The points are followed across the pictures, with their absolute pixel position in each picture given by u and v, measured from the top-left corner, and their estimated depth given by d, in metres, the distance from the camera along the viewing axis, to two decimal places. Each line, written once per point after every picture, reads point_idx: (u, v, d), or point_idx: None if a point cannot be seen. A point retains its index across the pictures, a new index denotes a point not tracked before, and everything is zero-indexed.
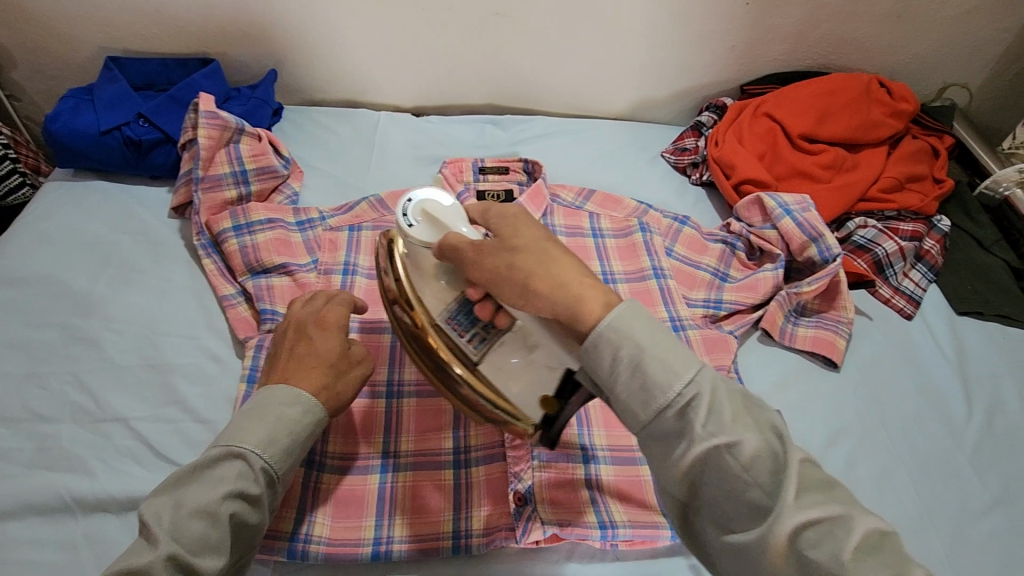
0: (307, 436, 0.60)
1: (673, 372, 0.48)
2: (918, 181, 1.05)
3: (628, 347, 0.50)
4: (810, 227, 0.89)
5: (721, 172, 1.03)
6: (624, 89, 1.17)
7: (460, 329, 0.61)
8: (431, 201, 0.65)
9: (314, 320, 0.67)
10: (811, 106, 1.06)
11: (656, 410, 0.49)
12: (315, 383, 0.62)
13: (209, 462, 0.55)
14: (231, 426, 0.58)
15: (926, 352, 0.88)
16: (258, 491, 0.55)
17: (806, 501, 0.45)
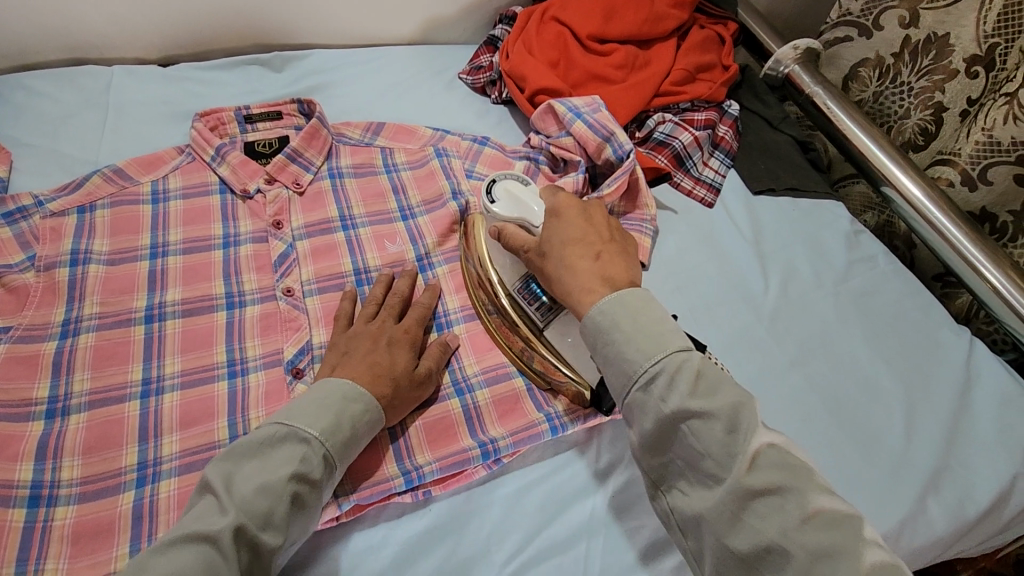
0: (367, 432, 0.59)
1: (687, 396, 0.53)
2: (709, 71, 1.06)
3: (636, 360, 0.56)
4: (602, 127, 0.86)
5: (515, 86, 0.97)
6: (405, 9, 1.06)
7: (530, 298, 0.69)
8: (514, 182, 0.73)
9: (388, 334, 0.66)
10: (595, 4, 1.01)
11: (669, 431, 0.54)
12: (381, 391, 0.61)
13: (276, 438, 0.54)
14: (292, 404, 0.57)
15: (726, 236, 0.90)
16: (319, 473, 0.54)
17: None
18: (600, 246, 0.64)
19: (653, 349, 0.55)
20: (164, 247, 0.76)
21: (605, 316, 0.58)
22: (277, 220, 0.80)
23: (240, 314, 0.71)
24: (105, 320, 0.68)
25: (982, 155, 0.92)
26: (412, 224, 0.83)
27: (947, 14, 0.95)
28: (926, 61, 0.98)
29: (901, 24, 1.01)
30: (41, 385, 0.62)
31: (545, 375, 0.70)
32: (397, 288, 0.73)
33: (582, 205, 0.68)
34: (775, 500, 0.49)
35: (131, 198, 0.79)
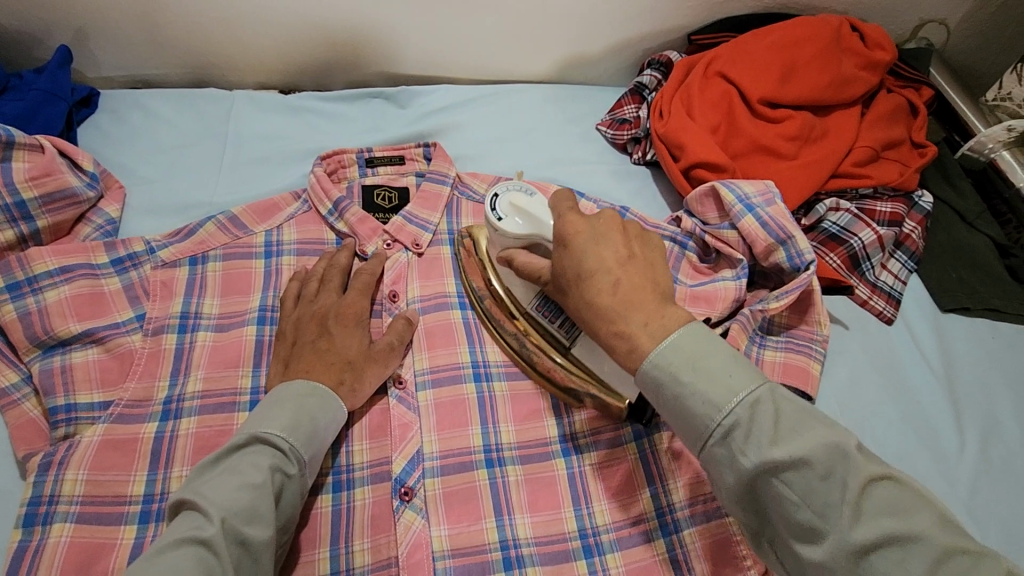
0: (329, 426, 0.57)
1: (767, 445, 0.45)
2: (895, 148, 0.89)
3: (700, 410, 0.47)
4: (778, 225, 0.72)
5: (667, 151, 0.84)
6: (546, 46, 0.94)
7: (551, 315, 0.64)
8: (519, 193, 0.62)
9: (335, 311, 0.64)
10: (770, 63, 0.86)
11: (757, 489, 0.46)
12: (335, 379, 0.59)
13: (238, 445, 0.52)
14: (253, 414, 0.55)
15: (910, 366, 0.75)
16: (295, 467, 0.53)
17: (865, 522, 0.42)
18: (617, 274, 0.52)
19: (797, 448, 0.44)
20: (272, 312, 0.67)
21: (663, 369, 0.49)
22: (393, 291, 0.71)
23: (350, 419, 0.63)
24: (208, 401, 0.60)
25: None
26: None
27: None
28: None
29: None
30: (136, 479, 0.55)
31: (577, 395, 0.63)
32: (337, 261, 0.70)
33: (590, 223, 0.54)
34: (897, 551, 0.41)
35: (244, 249, 0.71)
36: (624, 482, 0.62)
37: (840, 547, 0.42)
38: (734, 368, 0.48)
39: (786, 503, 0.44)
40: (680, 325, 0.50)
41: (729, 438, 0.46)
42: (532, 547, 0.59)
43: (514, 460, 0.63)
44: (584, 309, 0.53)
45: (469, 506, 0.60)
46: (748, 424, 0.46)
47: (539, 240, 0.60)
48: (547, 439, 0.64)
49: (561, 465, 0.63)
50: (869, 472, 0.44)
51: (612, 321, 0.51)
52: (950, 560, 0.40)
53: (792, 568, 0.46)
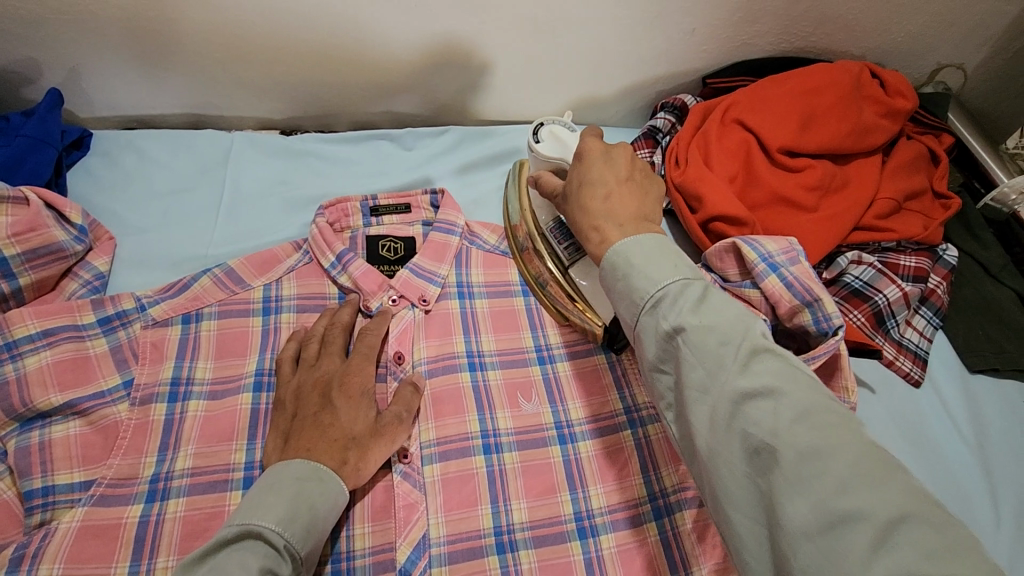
0: (327, 517, 0.52)
1: (686, 312, 0.45)
2: (918, 199, 0.86)
3: (640, 287, 0.48)
4: (804, 287, 0.68)
5: (684, 202, 0.81)
6: (557, 88, 0.91)
7: (559, 238, 0.69)
8: (561, 127, 0.69)
9: (338, 379, 0.60)
10: (789, 110, 0.84)
11: (667, 345, 0.46)
12: (338, 459, 0.55)
13: (228, 540, 0.47)
14: (245, 503, 0.50)
15: (939, 433, 0.71)
16: (287, 567, 0.48)
17: (756, 373, 0.42)
18: (609, 188, 0.55)
19: (721, 321, 0.45)
20: (270, 376, 0.64)
21: (619, 255, 0.50)
22: (398, 352, 0.68)
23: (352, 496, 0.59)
24: (198, 480, 0.56)
25: None
26: (550, 370, 0.69)
27: None
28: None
29: None
30: (118, 572, 0.51)
31: (570, 318, 0.70)
32: (339, 320, 0.66)
33: (606, 149, 0.59)
34: (816, 463, 0.38)
35: (240, 307, 0.67)
36: (646, 567, 0.58)
37: (724, 395, 0.42)
38: (681, 266, 0.48)
39: (686, 363, 0.44)
40: (649, 233, 0.51)
41: (657, 307, 0.47)
42: None
43: (527, 543, 0.58)
44: (579, 211, 0.56)
45: None
46: (676, 295, 0.46)
47: (562, 164, 0.67)
48: (562, 518, 0.60)
49: (578, 548, 0.58)
50: (764, 345, 0.44)
51: (592, 221, 0.54)
52: (824, 426, 0.39)
53: (683, 441, 0.46)
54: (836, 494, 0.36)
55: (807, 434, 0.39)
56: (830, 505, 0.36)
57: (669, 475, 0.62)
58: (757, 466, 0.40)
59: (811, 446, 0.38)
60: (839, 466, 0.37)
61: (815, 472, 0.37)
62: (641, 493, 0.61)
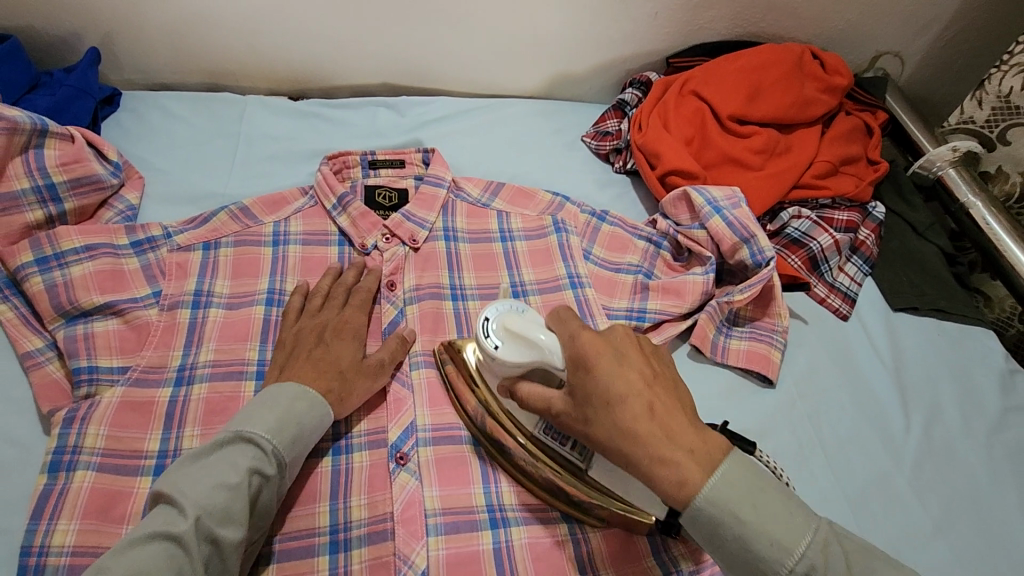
0: (317, 422, 0.59)
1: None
2: (853, 164, 0.97)
3: (761, 547, 0.48)
4: (742, 227, 0.80)
5: (645, 161, 0.92)
6: (537, 65, 1.02)
7: (560, 438, 0.60)
8: (510, 314, 0.59)
9: (333, 324, 0.68)
10: (739, 83, 0.95)
11: (717, 527, 0.49)
12: (324, 386, 0.62)
13: (221, 443, 0.54)
14: (240, 413, 0.57)
15: (862, 357, 0.82)
16: (272, 469, 0.55)
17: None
18: (646, 397, 0.51)
19: (790, 536, 0.48)
20: (280, 294, 0.73)
21: (722, 508, 0.48)
22: (391, 280, 0.78)
23: None
24: (218, 370, 0.65)
25: None
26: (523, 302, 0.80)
27: None
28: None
29: None
30: (152, 437, 0.60)
31: (590, 510, 0.60)
32: (344, 279, 0.74)
33: (609, 342, 0.53)
34: None
35: (253, 237, 0.77)
36: None
37: None
38: (799, 516, 0.49)
39: (825, 575, 0.47)
40: (726, 454, 0.50)
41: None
42: (517, 509, 0.63)
43: None
44: (616, 438, 0.50)
45: (457, 471, 0.64)
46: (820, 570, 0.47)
47: (545, 365, 0.56)
48: None
49: None
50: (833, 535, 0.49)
51: (653, 453, 0.49)
52: None
53: None
54: None
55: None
56: None
57: None
58: None
59: None
60: None
61: None
62: None
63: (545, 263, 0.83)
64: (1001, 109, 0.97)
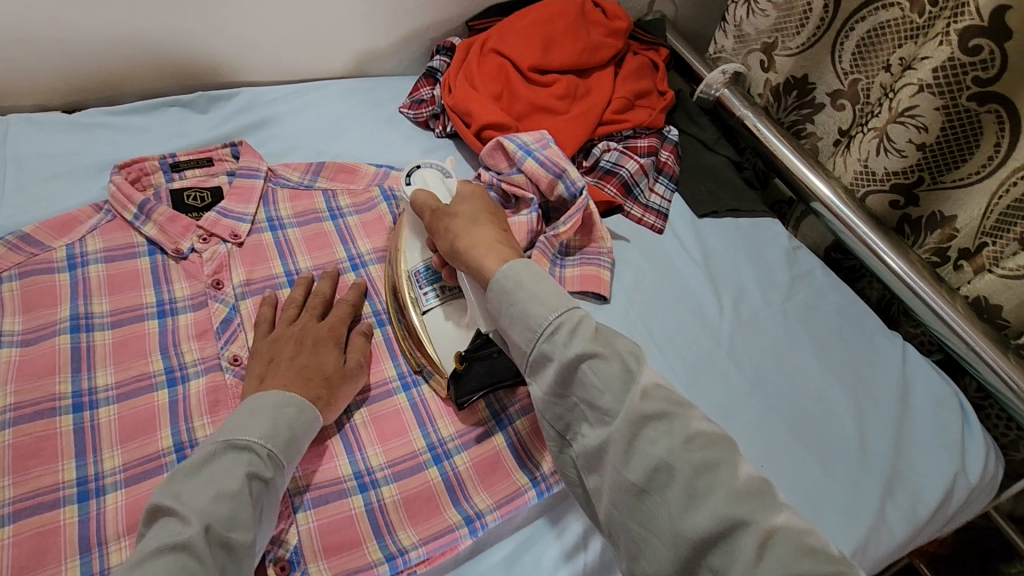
0: (307, 430, 0.57)
1: (586, 340, 0.53)
2: (646, 97, 1.09)
3: (537, 313, 0.55)
4: (554, 164, 0.86)
5: (460, 120, 0.96)
6: (339, 44, 1.02)
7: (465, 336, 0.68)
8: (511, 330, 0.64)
9: (313, 334, 0.65)
10: (533, 37, 1.02)
11: (572, 373, 0.53)
12: (312, 393, 0.59)
13: (215, 454, 0.52)
14: (227, 423, 0.55)
15: (678, 261, 0.93)
16: (271, 472, 0.53)
17: (648, 402, 0.50)
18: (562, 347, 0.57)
19: (557, 302, 0.55)
20: (87, 319, 0.67)
21: (508, 279, 0.58)
22: (216, 279, 0.73)
23: (184, 390, 0.64)
24: (23, 411, 0.59)
25: (862, 182, 0.98)
26: (363, 274, 0.80)
27: (804, 59, 1.04)
28: (792, 100, 1.09)
29: (762, 67, 1.11)
30: None
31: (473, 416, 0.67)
32: (318, 289, 0.72)
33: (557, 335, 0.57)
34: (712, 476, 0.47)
35: (42, 266, 0.69)
36: None
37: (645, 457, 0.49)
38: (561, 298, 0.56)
39: (590, 387, 0.52)
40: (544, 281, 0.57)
41: (553, 332, 0.54)
42: (386, 471, 0.63)
43: (359, 404, 0.67)
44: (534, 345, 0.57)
45: (319, 449, 0.62)
46: (567, 326, 0.54)
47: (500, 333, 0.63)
48: (388, 380, 0.69)
49: (403, 399, 0.68)
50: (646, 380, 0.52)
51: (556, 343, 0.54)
52: (705, 444, 0.49)
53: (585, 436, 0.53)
54: (726, 503, 0.46)
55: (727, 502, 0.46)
56: (710, 486, 0.47)
57: None
58: (656, 480, 0.48)
59: (702, 461, 0.48)
60: (720, 478, 0.47)
61: (707, 484, 0.47)
62: None
63: (378, 231, 0.84)
64: (739, 40, 1.13)
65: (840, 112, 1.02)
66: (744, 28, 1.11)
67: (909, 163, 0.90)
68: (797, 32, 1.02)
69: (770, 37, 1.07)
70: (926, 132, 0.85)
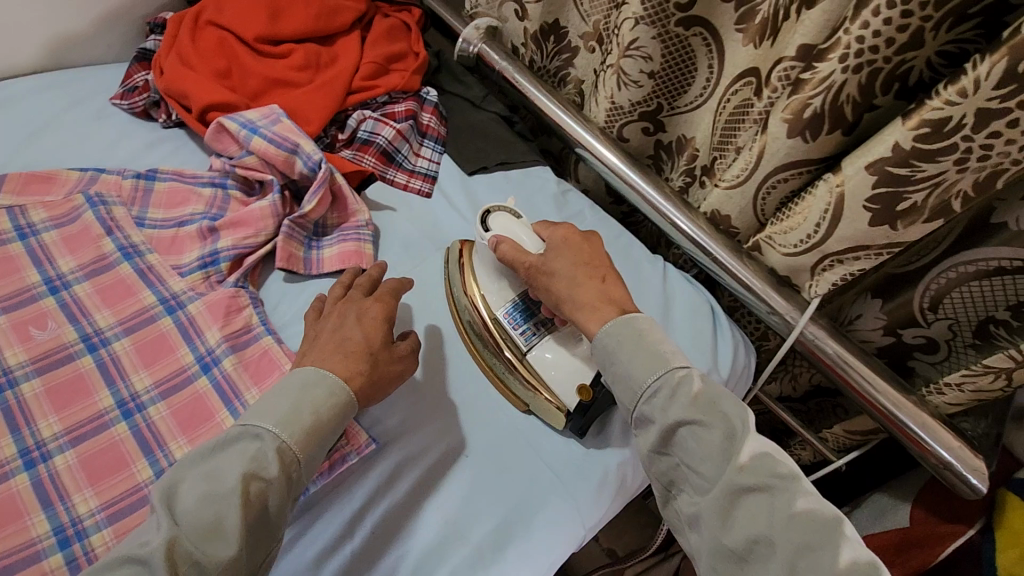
0: (331, 418, 0.56)
1: (683, 408, 0.55)
2: (400, 59, 1.04)
3: (636, 378, 0.58)
4: (286, 139, 0.79)
5: (180, 105, 0.86)
6: (12, 30, 0.85)
7: (515, 322, 0.71)
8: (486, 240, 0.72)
9: (351, 306, 0.65)
10: (256, 5, 0.93)
11: (670, 437, 0.56)
12: (347, 366, 0.59)
13: (232, 438, 0.53)
14: (258, 401, 0.56)
15: (448, 224, 0.90)
16: (273, 471, 0.51)
17: (747, 475, 0.52)
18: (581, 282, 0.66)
19: (650, 366, 0.58)
20: None
21: (605, 345, 0.61)
22: None
23: (48, 467, 0.58)
24: None
25: (615, 117, 1.00)
26: (67, 297, 0.69)
27: (550, 5, 1.05)
28: (552, 46, 1.11)
29: (517, 17, 1.11)
30: None
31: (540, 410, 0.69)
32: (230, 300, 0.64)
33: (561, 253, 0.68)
34: (763, 496, 0.51)
35: None
36: (199, 411, 0.62)
37: (724, 489, 0.52)
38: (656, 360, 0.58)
39: (688, 455, 0.55)
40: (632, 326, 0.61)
41: (649, 398, 0.57)
42: (99, 514, 0.56)
43: (63, 448, 0.59)
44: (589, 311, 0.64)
45: (7, 510, 0.55)
46: (669, 388, 0.57)
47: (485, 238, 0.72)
48: (103, 411, 0.62)
49: (122, 428, 0.61)
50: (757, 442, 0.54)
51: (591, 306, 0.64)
52: (768, 476, 0.52)
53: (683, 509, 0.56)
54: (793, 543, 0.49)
55: (799, 530, 0.50)
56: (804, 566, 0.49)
57: (212, 334, 0.67)
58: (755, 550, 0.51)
59: (802, 544, 0.49)
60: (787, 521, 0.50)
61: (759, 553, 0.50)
62: (184, 360, 0.66)
63: (83, 245, 0.73)
64: None
65: (592, 54, 1.05)
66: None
67: (646, 93, 0.93)
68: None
69: None
70: (650, 61, 0.88)
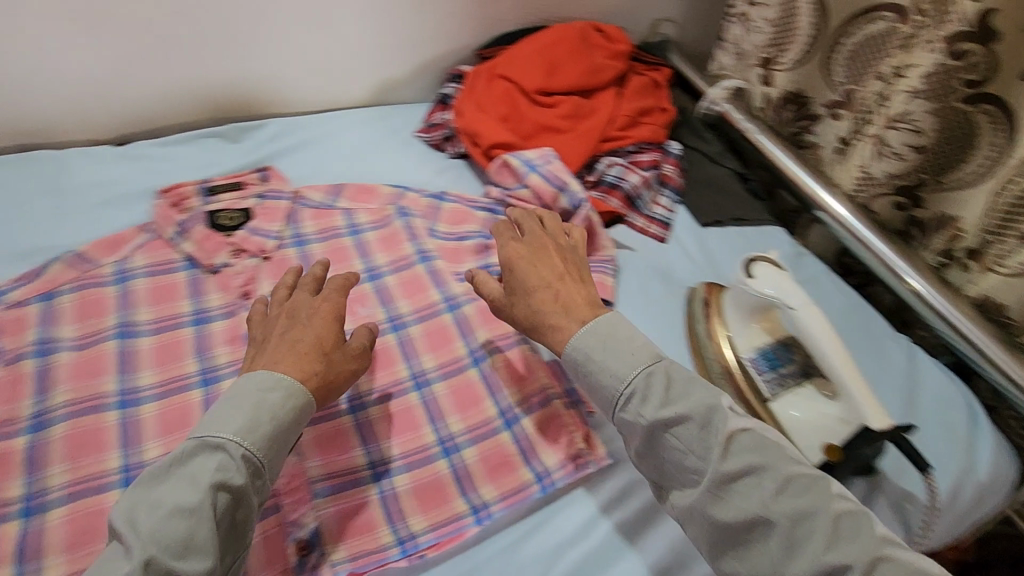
0: (291, 422, 0.58)
1: (659, 406, 0.58)
2: (649, 114, 1.13)
3: (611, 384, 0.61)
4: (556, 178, 0.92)
5: (470, 141, 1.03)
6: (359, 74, 1.10)
7: (762, 368, 0.77)
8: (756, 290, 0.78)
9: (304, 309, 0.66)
10: (538, 61, 1.08)
11: (656, 438, 0.59)
12: (305, 372, 0.61)
13: (187, 455, 0.53)
14: (206, 419, 0.56)
15: (681, 270, 0.96)
16: (240, 480, 0.53)
17: (787, 498, 0.54)
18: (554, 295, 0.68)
19: (626, 368, 0.61)
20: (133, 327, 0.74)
21: (579, 351, 0.63)
22: (246, 291, 0.80)
23: (365, 415, 0.70)
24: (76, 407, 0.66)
25: (863, 188, 0.99)
26: (380, 284, 0.85)
27: (799, 73, 1.06)
28: (790, 112, 1.11)
29: (760, 82, 1.14)
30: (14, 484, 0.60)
31: None
32: (308, 272, 0.72)
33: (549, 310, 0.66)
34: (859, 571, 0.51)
35: (95, 280, 0.77)
36: (471, 398, 0.74)
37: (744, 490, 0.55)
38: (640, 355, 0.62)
39: (679, 453, 0.58)
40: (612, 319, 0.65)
41: (630, 401, 0.60)
42: (399, 462, 0.68)
43: (374, 402, 0.72)
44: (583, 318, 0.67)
45: (335, 441, 0.68)
46: (644, 391, 0.60)
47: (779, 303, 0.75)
48: (401, 380, 0.74)
49: (415, 396, 0.73)
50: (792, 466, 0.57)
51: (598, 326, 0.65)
52: (809, 499, 0.54)
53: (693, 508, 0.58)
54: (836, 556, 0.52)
55: (840, 543, 0.52)
56: None
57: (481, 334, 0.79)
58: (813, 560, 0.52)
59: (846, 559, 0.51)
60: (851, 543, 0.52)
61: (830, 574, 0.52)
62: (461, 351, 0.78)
63: (393, 245, 0.90)
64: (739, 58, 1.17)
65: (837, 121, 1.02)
66: (743, 46, 1.15)
67: (907, 166, 0.90)
68: (793, 48, 1.05)
69: (766, 53, 1.10)
70: (920, 135, 0.86)
